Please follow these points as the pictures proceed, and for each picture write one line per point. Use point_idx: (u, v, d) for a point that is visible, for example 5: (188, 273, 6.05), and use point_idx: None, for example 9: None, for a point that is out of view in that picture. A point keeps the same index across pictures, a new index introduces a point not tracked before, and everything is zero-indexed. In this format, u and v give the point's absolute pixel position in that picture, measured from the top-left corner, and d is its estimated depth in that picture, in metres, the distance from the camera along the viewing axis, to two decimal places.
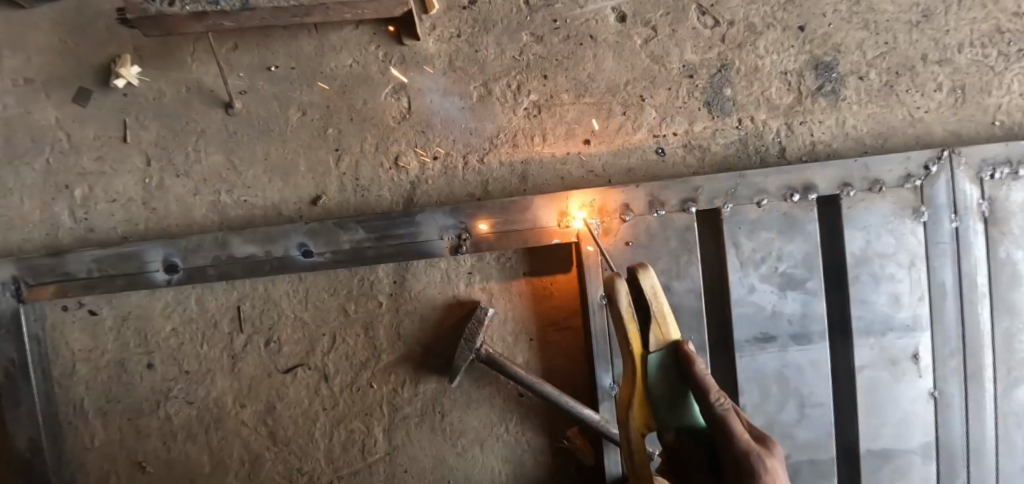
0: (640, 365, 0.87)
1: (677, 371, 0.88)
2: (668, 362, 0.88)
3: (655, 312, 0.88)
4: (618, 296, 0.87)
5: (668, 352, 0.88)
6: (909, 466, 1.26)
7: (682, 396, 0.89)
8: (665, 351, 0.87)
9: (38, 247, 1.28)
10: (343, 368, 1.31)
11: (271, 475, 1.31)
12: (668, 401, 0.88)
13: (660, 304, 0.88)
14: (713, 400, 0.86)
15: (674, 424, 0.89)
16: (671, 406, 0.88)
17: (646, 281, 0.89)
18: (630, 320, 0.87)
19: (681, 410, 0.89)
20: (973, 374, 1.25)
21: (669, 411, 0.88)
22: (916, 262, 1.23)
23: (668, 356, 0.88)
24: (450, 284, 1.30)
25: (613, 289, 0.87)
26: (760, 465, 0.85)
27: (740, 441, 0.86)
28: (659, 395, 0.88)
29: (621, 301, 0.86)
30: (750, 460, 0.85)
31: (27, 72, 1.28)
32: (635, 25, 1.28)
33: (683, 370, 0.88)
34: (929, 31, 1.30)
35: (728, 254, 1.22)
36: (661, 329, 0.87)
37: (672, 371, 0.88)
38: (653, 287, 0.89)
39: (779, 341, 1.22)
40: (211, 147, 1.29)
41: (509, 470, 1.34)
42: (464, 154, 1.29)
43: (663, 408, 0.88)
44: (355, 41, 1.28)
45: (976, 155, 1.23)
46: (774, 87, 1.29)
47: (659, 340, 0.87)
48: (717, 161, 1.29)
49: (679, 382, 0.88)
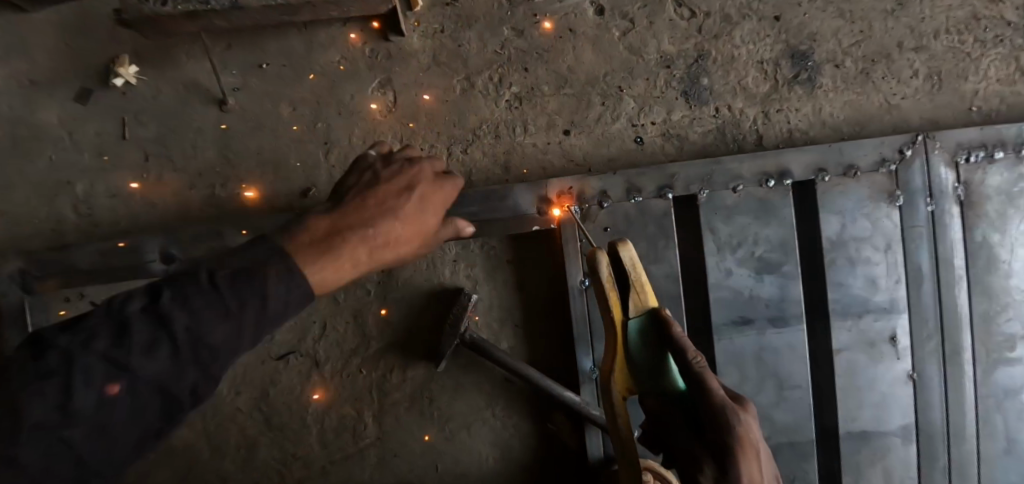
0: (620, 331, 0.91)
1: (656, 336, 0.91)
2: (648, 328, 0.91)
3: (635, 281, 0.92)
4: (598, 267, 0.91)
5: (647, 319, 0.91)
6: (889, 448, 1.27)
7: (661, 361, 0.91)
8: (644, 317, 0.91)
9: (42, 241, 1.33)
10: (334, 355, 1.35)
11: (266, 460, 1.35)
12: (649, 367, 0.90)
13: (638, 273, 0.92)
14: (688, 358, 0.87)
15: (653, 388, 0.90)
16: (650, 370, 0.90)
17: (625, 252, 0.93)
18: (611, 289, 0.91)
19: (661, 374, 0.90)
20: (952, 357, 1.26)
21: (648, 376, 0.90)
22: (893, 246, 1.25)
23: (648, 322, 0.91)
24: (437, 272, 1.33)
25: (593, 261, 0.92)
26: (737, 422, 0.83)
27: (716, 396, 0.84)
28: (638, 359, 0.90)
29: (599, 270, 0.91)
30: (727, 417, 0.83)
31: (32, 74, 1.33)
32: (614, 18, 1.31)
33: (662, 335, 0.90)
34: (904, 19, 1.32)
35: (705, 239, 1.25)
36: (640, 297, 0.92)
37: (652, 337, 0.91)
38: (633, 258, 0.93)
39: (757, 324, 1.25)
40: (205, 143, 1.34)
41: (495, 454, 1.37)
42: (448, 146, 1.33)
43: (643, 372, 0.90)
44: (342, 38, 1.33)
45: (951, 139, 1.25)
46: (750, 76, 1.31)
47: (637, 306, 0.91)
48: (695, 149, 1.31)
49: (659, 346, 0.91)
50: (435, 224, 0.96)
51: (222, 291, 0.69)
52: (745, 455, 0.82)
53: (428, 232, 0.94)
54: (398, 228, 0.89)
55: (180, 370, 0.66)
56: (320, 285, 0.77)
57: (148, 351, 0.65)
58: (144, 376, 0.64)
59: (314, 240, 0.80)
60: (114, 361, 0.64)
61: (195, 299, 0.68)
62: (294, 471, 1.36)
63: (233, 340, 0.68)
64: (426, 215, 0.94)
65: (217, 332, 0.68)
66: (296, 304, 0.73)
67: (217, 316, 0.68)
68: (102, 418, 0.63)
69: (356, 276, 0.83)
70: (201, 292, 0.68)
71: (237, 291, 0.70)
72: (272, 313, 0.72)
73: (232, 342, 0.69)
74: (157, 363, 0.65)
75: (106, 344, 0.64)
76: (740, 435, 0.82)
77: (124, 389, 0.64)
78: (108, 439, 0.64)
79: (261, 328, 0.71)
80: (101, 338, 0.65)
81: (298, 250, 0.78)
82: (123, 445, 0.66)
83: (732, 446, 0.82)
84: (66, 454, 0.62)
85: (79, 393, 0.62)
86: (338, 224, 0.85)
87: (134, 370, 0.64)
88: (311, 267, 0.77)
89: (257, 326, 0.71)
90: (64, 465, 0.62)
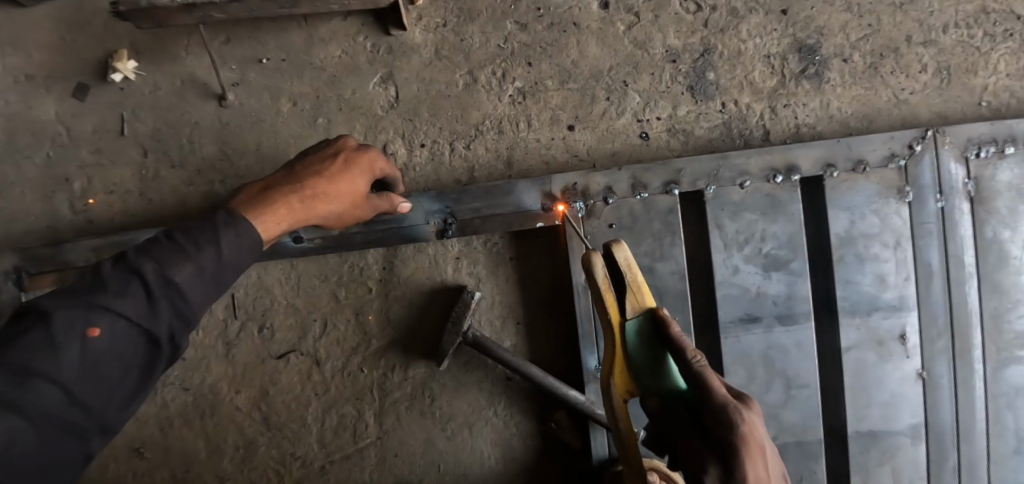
0: (617, 334, 0.87)
1: (656, 337, 0.87)
2: (647, 329, 0.87)
3: (631, 283, 0.88)
4: (594, 270, 0.87)
5: (646, 319, 0.87)
6: (898, 448, 1.25)
7: (662, 361, 0.88)
8: (642, 317, 0.87)
9: (38, 238, 1.31)
10: (334, 353, 1.33)
11: (265, 461, 1.33)
12: (649, 368, 0.87)
13: (634, 274, 0.88)
14: (689, 358, 0.84)
15: (655, 390, 0.87)
16: (651, 371, 0.87)
17: (620, 253, 0.88)
18: (607, 292, 0.87)
19: (662, 375, 0.87)
20: (961, 355, 1.24)
21: (649, 377, 0.87)
22: (902, 242, 1.23)
23: (647, 323, 0.87)
24: (439, 269, 1.31)
25: (587, 264, 0.87)
26: (742, 421, 0.80)
27: (717, 396, 0.81)
28: (637, 360, 0.87)
29: (594, 273, 0.87)
30: (730, 416, 0.80)
31: (28, 69, 1.31)
32: (618, 12, 1.29)
33: (662, 335, 0.87)
34: (913, 12, 1.30)
35: (712, 236, 1.23)
36: (638, 298, 0.87)
37: (652, 337, 0.88)
38: (628, 259, 0.89)
39: (764, 321, 1.23)
40: (204, 138, 1.32)
41: (498, 454, 1.35)
42: (450, 141, 1.31)
43: (642, 373, 0.87)
44: (343, 33, 1.31)
45: (961, 134, 1.23)
46: (757, 70, 1.30)
47: (635, 307, 0.87)
48: (701, 144, 1.29)
49: (659, 346, 0.88)
50: (365, 185, 1.06)
51: (181, 242, 0.78)
52: (750, 455, 0.79)
53: (356, 191, 1.04)
54: (323, 183, 0.99)
55: (153, 309, 0.73)
56: (261, 229, 0.89)
57: (121, 294, 0.72)
58: (122, 316, 0.71)
59: (251, 197, 0.92)
60: (93, 308, 0.70)
61: (160, 251, 0.76)
62: (293, 472, 1.34)
63: (197, 281, 0.76)
64: (353, 174, 1.04)
65: (182, 272, 0.75)
66: (250, 245, 0.83)
67: (178, 260, 0.76)
68: (86, 358, 0.69)
69: (289, 226, 0.94)
70: (163, 244, 0.77)
71: (196, 239, 0.79)
72: (230, 257, 0.81)
73: (198, 284, 0.77)
74: (131, 303, 0.72)
75: (81, 294, 0.71)
76: (744, 435, 0.80)
77: (105, 330, 0.70)
78: (96, 379, 0.70)
79: (223, 271, 0.80)
80: (77, 294, 0.71)
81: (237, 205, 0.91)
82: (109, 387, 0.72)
83: (737, 447, 0.79)
84: (60, 394, 0.68)
85: (64, 335, 0.68)
86: (272, 185, 0.96)
87: (113, 313, 0.71)
88: (249, 216, 0.89)
89: (214, 272, 0.78)
90: (58, 403, 0.68)
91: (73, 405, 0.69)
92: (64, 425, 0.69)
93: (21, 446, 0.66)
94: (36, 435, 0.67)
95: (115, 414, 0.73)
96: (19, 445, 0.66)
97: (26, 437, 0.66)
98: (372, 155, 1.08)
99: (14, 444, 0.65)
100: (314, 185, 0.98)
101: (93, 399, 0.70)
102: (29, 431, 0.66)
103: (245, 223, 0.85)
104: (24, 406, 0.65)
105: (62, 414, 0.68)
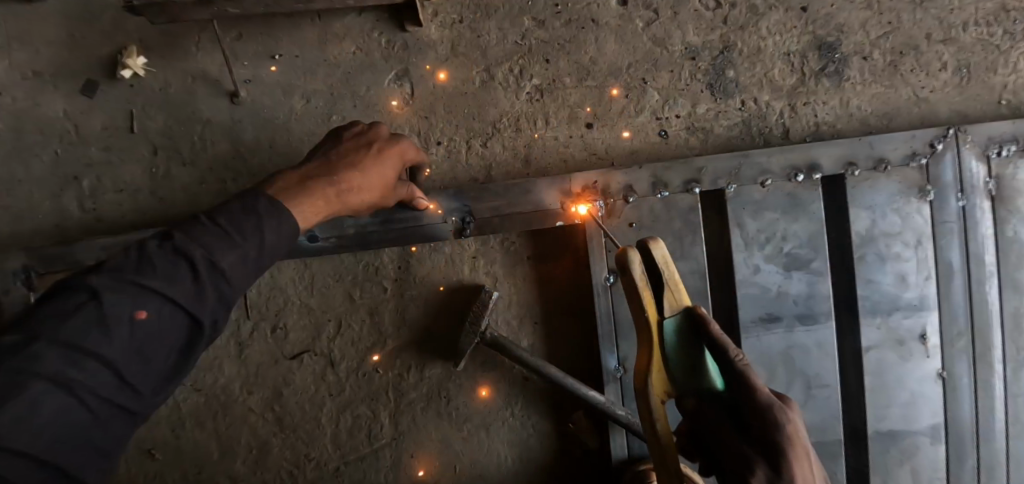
0: (657, 332, 0.85)
1: (693, 337, 0.86)
2: (684, 329, 0.86)
3: (668, 280, 0.86)
4: (631, 265, 0.84)
5: (683, 318, 0.86)
6: (918, 448, 1.25)
7: (698, 361, 0.86)
8: (680, 316, 0.86)
9: (46, 237, 1.29)
10: (349, 353, 1.31)
11: (278, 462, 1.32)
12: (687, 369, 0.85)
13: (671, 272, 0.86)
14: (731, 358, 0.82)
15: (693, 390, 0.85)
16: (689, 372, 0.86)
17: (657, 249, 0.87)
18: (645, 291, 0.84)
19: (698, 376, 0.85)
20: (982, 356, 1.24)
21: (689, 378, 0.85)
22: (923, 241, 1.23)
23: (684, 323, 0.86)
24: (455, 268, 1.30)
25: (624, 260, 0.84)
26: (786, 421, 0.79)
27: (762, 396, 0.80)
28: (677, 362, 0.85)
29: (631, 270, 0.84)
30: (779, 417, 0.79)
31: (35, 65, 1.29)
32: (638, 9, 1.28)
33: (700, 335, 0.86)
34: (933, 10, 1.29)
35: (734, 236, 1.22)
36: (674, 295, 0.86)
37: (688, 337, 0.86)
38: (664, 256, 0.87)
39: (785, 321, 1.22)
40: (216, 135, 1.30)
41: (514, 455, 1.34)
42: (466, 139, 1.29)
43: (680, 373, 0.85)
44: (357, 29, 1.29)
45: (982, 133, 1.22)
46: (776, 68, 1.29)
47: (672, 306, 0.86)
48: (720, 142, 1.29)
49: (695, 347, 0.86)
50: (395, 176, 1.11)
51: (226, 227, 0.80)
52: (796, 454, 0.78)
53: (388, 183, 1.08)
54: (358, 177, 1.02)
55: (200, 294, 0.75)
56: (305, 221, 0.92)
57: (168, 279, 0.74)
58: (169, 300, 0.73)
59: (290, 186, 0.94)
60: (140, 292, 0.72)
61: (205, 236, 0.78)
62: (307, 473, 1.32)
63: (240, 267, 0.79)
64: (385, 165, 1.08)
65: (228, 259, 0.78)
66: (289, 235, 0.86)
67: (226, 246, 0.78)
68: (135, 338, 0.70)
69: (326, 217, 0.98)
70: (206, 228, 0.79)
71: (238, 224, 0.81)
72: (272, 245, 0.84)
73: (241, 270, 0.79)
74: (178, 288, 0.74)
75: (128, 276, 0.73)
76: (789, 435, 0.79)
77: (152, 312, 0.72)
78: (142, 360, 0.71)
79: (264, 257, 0.83)
80: (122, 275, 0.73)
81: (279, 192, 0.92)
82: (153, 369, 0.73)
83: (783, 446, 0.78)
84: (110, 376, 0.69)
85: (113, 317, 0.69)
86: (310, 173, 0.98)
87: (160, 297, 0.73)
88: (294, 205, 0.91)
89: (258, 255, 0.82)
90: (108, 383, 0.69)
91: (121, 386, 0.70)
92: (114, 406, 0.70)
93: (71, 426, 0.66)
94: (85, 416, 0.67)
95: (155, 396, 0.75)
96: (69, 424, 0.66)
97: (75, 416, 0.67)
98: (403, 148, 1.12)
99: (64, 424, 0.66)
100: (350, 178, 1.01)
101: (137, 380, 0.72)
102: (78, 411, 0.67)
103: (289, 213, 0.88)
104: (76, 386, 0.66)
105: (111, 395, 0.69)
